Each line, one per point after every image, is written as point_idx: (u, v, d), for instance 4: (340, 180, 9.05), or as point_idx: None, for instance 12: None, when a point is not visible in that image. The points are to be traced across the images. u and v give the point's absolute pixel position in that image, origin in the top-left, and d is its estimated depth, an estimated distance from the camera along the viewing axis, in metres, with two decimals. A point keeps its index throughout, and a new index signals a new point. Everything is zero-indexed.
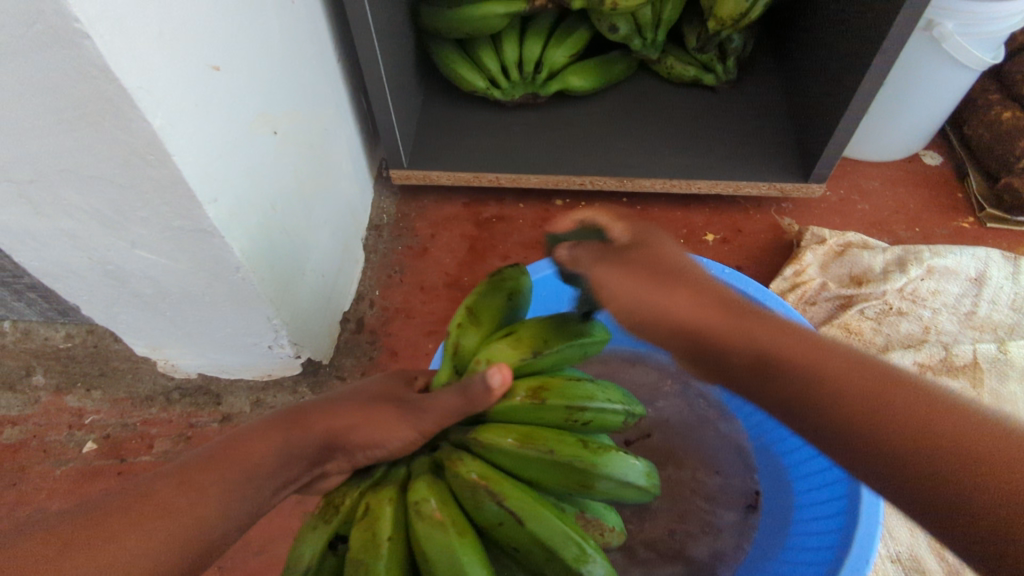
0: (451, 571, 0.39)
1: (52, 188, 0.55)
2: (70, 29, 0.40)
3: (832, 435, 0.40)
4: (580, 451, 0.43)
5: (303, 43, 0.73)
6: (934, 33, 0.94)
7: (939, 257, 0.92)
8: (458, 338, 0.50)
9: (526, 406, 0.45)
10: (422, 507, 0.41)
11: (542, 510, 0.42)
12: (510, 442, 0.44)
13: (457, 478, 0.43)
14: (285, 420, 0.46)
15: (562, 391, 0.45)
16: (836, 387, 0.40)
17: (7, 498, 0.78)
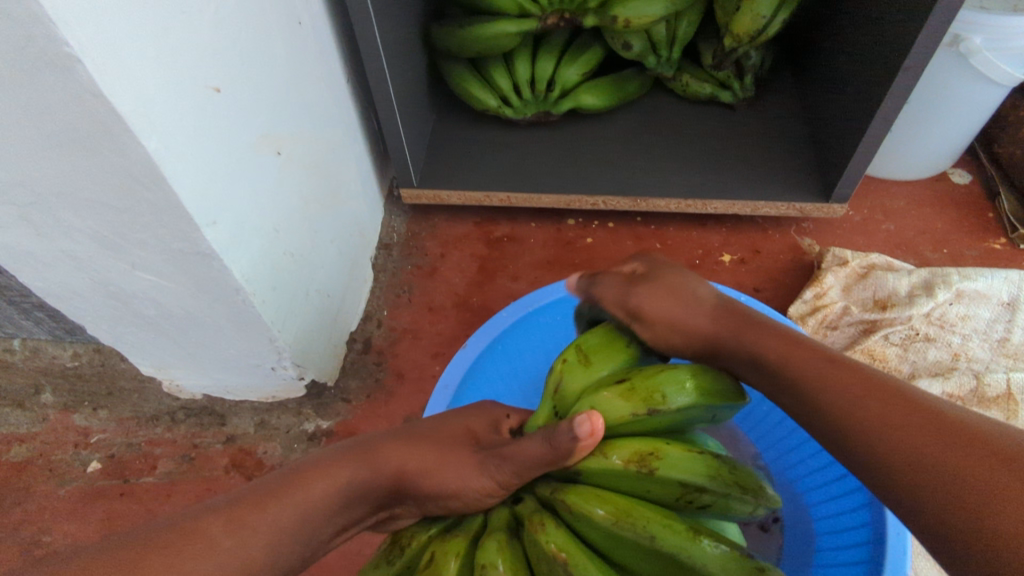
0: None
1: (52, 210, 0.54)
2: (59, 52, 0.40)
3: (834, 417, 0.41)
4: (684, 545, 0.38)
5: (309, 62, 0.73)
6: (960, 48, 0.90)
7: (969, 280, 0.88)
8: (562, 378, 0.48)
9: (629, 474, 0.41)
10: (488, 573, 0.39)
11: None
12: (601, 515, 0.39)
13: (537, 542, 0.40)
14: (354, 452, 0.45)
15: (671, 463, 0.40)
16: (820, 387, 0.42)
17: (11, 517, 0.78)
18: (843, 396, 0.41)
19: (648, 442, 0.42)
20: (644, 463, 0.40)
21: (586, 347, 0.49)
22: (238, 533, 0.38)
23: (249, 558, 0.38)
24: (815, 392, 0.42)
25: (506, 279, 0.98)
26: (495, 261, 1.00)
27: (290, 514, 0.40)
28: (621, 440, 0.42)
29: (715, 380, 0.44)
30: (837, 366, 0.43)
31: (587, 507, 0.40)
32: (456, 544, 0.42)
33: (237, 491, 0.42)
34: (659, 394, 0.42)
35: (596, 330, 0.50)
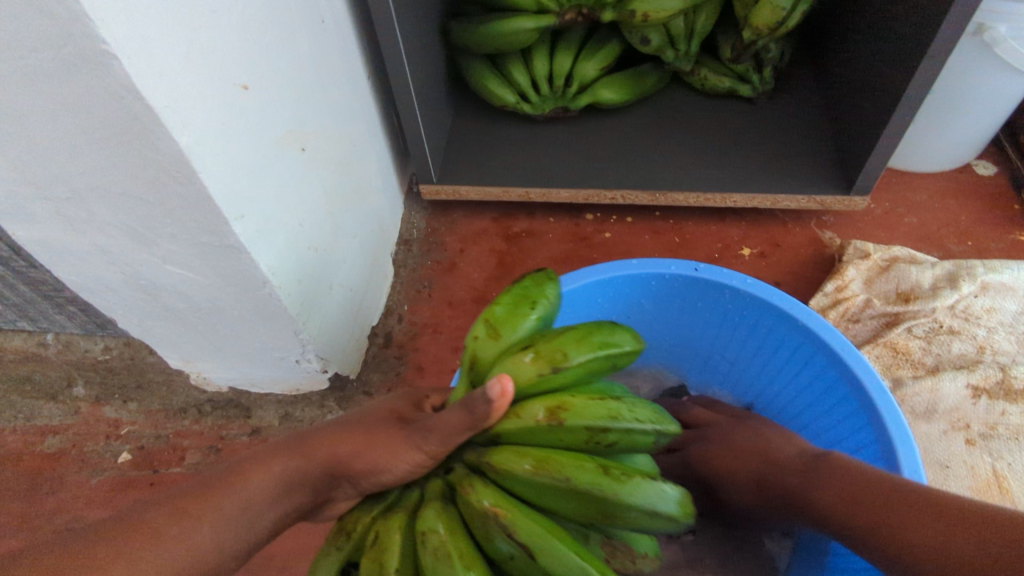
0: None
1: (86, 206, 0.56)
2: (98, 50, 0.41)
3: (849, 520, 0.48)
4: (597, 478, 0.38)
5: (332, 60, 0.74)
6: (985, 37, 0.88)
7: (994, 273, 0.88)
8: (475, 352, 0.46)
9: (542, 427, 0.40)
10: (429, 538, 0.39)
11: (555, 539, 0.37)
12: (525, 467, 0.39)
13: (468, 505, 0.40)
14: (289, 446, 0.48)
15: (580, 408, 0.40)
16: (835, 502, 0.49)
17: (47, 505, 0.80)
18: (872, 514, 0.46)
19: (555, 397, 0.41)
20: (558, 413, 0.40)
21: (493, 318, 0.47)
22: (181, 522, 0.42)
23: (195, 547, 0.42)
24: (832, 508, 0.49)
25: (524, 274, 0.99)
26: (513, 256, 1.01)
27: (230, 509, 0.44)
28: (527, 402, 0.41)
29: (609, 331, 0.45)
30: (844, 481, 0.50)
31: (509, 461, 0.40)
32: (397, 522, 0.42)
33: (182, 488, 0.46)
34: (562, 351, 0.42)
35: (501, 295, 0.48)
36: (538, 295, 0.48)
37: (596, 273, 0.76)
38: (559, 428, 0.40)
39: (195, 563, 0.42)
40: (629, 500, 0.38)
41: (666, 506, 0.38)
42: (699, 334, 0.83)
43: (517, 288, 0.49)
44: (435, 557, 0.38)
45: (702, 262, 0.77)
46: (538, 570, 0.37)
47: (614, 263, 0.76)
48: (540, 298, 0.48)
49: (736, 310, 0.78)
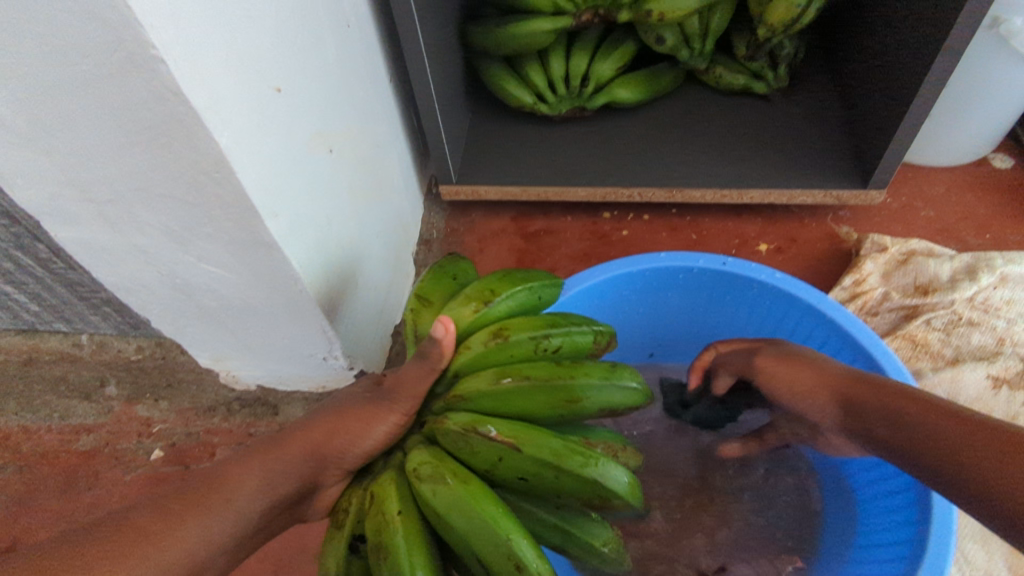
0: (472, 521, 0.40)
1: (128, 207, 0.58)
2: (147, 55, 0.43)
3: (912, 440, 0.50)
4: (551, 370, 0.46)
5: (358, 64, 0.76)
6: (1000, 30, 0.88)
7: (1013, 264, 0.88)
8: (416, 323, 0.53)
9: (492, 351, 0.48)
10: (423, 472, 0.43)
11: (531, 430, 0.44)
12: (488, 383, 0.46)
13: (448, 437, 0.45)
14: (265, 445, 0.51)
15: (518, 326, 0.49)
16: (906, 420, 0.51)
17: (83, 502, 0.82)
18: (943, 438, 0.48)
19: (495, 324, 0.50)
20: (502, 335, 0.48)
21: (423, 288, 0.55)
22: (171, 519, 0.44)
23: (187, 542, 0.44)
24: (901, 423, 0.52)
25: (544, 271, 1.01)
26: (532, 255, 1.03)
27: (219, 508, 0.46)
28: (472, 337, 0.49)
29: (524, 270, 0.55)
30: (920, 402, 0.52)
31: (472, 389, 0.47)
32: (385, 477, 0.45)
33: (171, 489, 0.48)
34: (490, 290, 0.51)
35: (423, 275, 0.57)
36: (454, 265, 0.58)
37: (621, 265, 0.77)
38: (507, 344, 0.48)
39: (190, 557, 0.43)
40: (586, 380, 0.46)
41: (617, 378, 0.48)
42: (719, 323, 0.84)
43: (436, 267, 0.58)
44: (434, 481, 0.42)
45: (731, 255, 0.78)
46: (529, 461, 0.43)
47: (639, 257, 0.78)
48: (457, 268, 0.58)
49: (762, 303, 0.79)
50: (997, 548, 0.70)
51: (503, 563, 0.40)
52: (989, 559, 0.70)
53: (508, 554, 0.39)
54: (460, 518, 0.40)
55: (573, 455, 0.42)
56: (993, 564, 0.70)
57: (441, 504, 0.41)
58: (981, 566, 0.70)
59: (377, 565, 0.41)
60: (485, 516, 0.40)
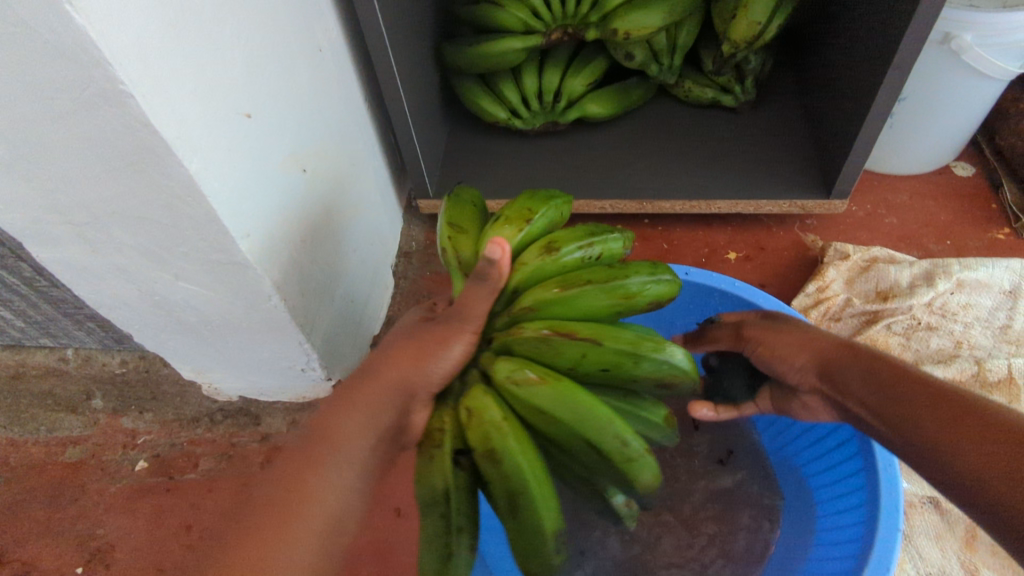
0: (580, 417, 0.46)
1: (106, 229, 0.61)
2: (116, 90, 0.46)
3: (891, 413, 0.52)
4: (607, 273, 0.52)
5: (331, 86, 0.79)
6: (951, 46, 0.92)
7: (969, 270, 0.91)
8: (458, 250, 0.58)
9: (546, 262, 0.53)
10: (518, 377, 0.47)
11: (603, 327, 0.50)
12: (553, 292, 0.51)
13: (528, 345, 0.50)
14: (356, 386, 0.52)
15: (563, 238, 0.54)
16: (886, 392, 0.53)
17: (69, 512, 0.84)
18: (923, 415, 0.50)
19: (542, 241, 0.55)
20: (552, 247, 0.54)
21: (455, 217, 0.60)
22: (307, 479, 0.47)
23: (328, 497, 0.47)
24: (882, 395, 0.53)
25: None
26: None
27: (339, 457, 0.48)
28: (522, 253, 0.54)
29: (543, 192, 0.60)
30: (904, 375, 0.53)
31: (540, 300, 0.51)
32: (475, 390, 0.49)
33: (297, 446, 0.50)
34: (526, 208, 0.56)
35: (446, 206, 0.62)
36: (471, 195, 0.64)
37: None
38: (560, 255, 0.53)
39: (337, 508, 0.47)
40: (640, 278, 0.52)
41: (663, 275, 0.54)
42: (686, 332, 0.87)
43: (454, 196, 0.63)
44: (534, 385, 0.47)
45: (693, 266, 0.82)
46: (611, 353, 0.49)
47: None
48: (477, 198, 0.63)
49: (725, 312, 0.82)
50: (950, 546, 0.72)
51: (612, 443, 0.47)
52: (943, 555, 0.72)
53: (611, 436, 0.46)
54: (569, 413, 0.46)
55: (646, 342, 0.49)
56: (948, 560, 0.71)
57: (545, 403, 0.47)
58: (935, 563, 0.71)
59: (492, 466, 0.47)
60: (588, 407, 0.46)
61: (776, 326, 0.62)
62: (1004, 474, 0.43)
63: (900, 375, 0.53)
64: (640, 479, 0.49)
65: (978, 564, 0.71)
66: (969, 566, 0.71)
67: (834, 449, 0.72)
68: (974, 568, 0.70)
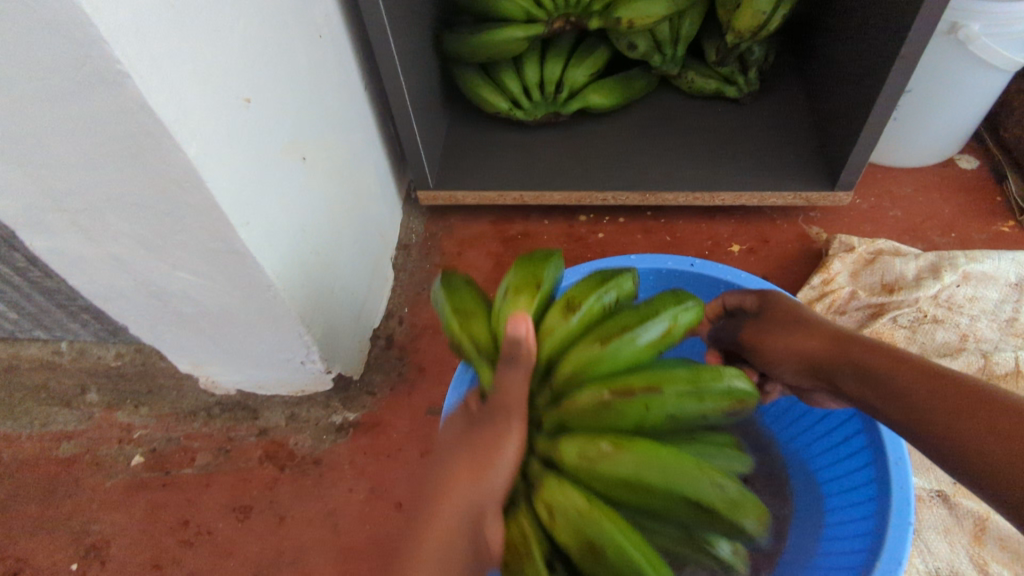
0: (669, 475, 0.42)
1: (101, 216, 0.59)
2: (113, 70, 0.44)
3: (888, 399, 0.49)
4: (636, 316, 0.49)
5: (331, 73, 0.78)
6: (959, 36, 0.91)
7: (975, 262, 0.91)
8: (472, 336, 0.51)
9: (573, 321, 0.50)
10: (591, 452, 0.43)
11: (653, 372, 0.47)
12: (592, 350, 0.47)
13: (585, 416, 0.45)
14: (410, 532, 0.40)
15: (578, 296, 0.51)
16: (880, 379, 0.50)
17: (63, 508, 0.83)
18: (918, 398, 0.46)
19: (559, 304, 0.51)
20: (571, 307, 0.50)
21: (454, 301, 0.53)
22: None
23: None
24: (877, 382, 0.50)
25: None
26: (509, 258, 1.05)
27: None
28: (545, 322, 0.50)
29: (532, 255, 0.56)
30: (896, 360, 0.50)
31: (580, 363, 0.47)
32: (547, 482, 0.43)
33: None
34: (533, 271, 0.52)
35: (442, 292, 0.55)
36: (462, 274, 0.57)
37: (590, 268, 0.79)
38: (583, 312, 0.50)
39: None
40: (670, 312, 0.50)
41: (688, 303, 0.51)
42: None
43: (446, 280, 0.57)
44: (609, 455, 0.42)
45: (698, 257, 0.80)
46: (674, 398, 0.45)
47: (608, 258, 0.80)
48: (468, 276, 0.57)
49: None
50: (959, 541, 0.72)
51: (711, 493, 0.42)
52: (952, 550, 0.71)
53: (706, 486, 0.42)
54: (656, 476, 0.42)
55: (703, 374, 0.46)
56: (956, 554, 0.71)
57: (630, 475, 0.42)
58: (944, 558, 0.71)
59: (595, 560, 0.41)
60: (674, 463, 0.42)
61: (773, 327, 0.60)
62: (1005, 451, 0.40)
63: (892, 359, 0.50)
64: (751, 521, 0.43)
65: (988, 559, 0.70)
66: (978, 561, 0.70)
67: (841, 440, 0.72)
68: (983, 562, 0.70)
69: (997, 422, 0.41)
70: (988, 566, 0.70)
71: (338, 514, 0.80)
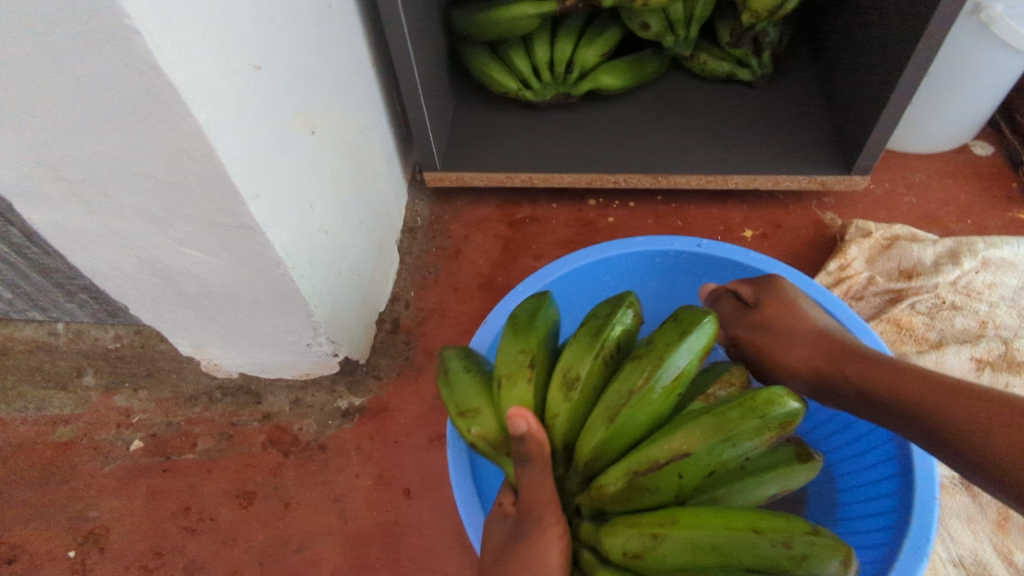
0: (722, 547, 0.36)
1: (103, 186, 0.57)
2: (120, 25, 0.42)
3: (893, 410, 0.47)
4: (641, 369, 0.43)
5: (339, 45, 0.75)
6: (981, 17, 0.90)
7: (994, 248, 0.89)
8: (485, 436, 0.45)
9: (579, 392, 0.44)
10: (634, 546, 0.38)
11: (673, 430, 0.41)
12: (604, 426, 0.42)
13: (618, 500, 0.41)
14: None
15: (575, 359, 0.45)
16: (881, 390, 0.48)
17: (60, 494, 0.80)
18: (922, 403, 0.45)
19: (557, 375, 0.45)
20: (570, 377, 0.44)
21: (455, 399, 0.47)
22: None
23: None
24: (878, 392, 0.48)
25: (529, 258, 1.00)
26: (518, 242, 1.02)
27: None
28: (551, 401, 0.44)
29: (514, 318, 0.49)
30: (895, 370, 0.49)
31: (598, 443, 0.42)
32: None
33: None
34: (520, 351, 0.46)
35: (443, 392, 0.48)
36: (454, 357, 0.50)
37: (597, 252, 0.77)
38: (583, 379, 0.44)
39: None
40: (679, 350, 0.43)
41: (700, 327, 0.44)
42: None
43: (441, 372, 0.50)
44: (652, 547, 0.37)
45: (706, 238, 0.78)
46: (704, 459, 0.40)
47: (613, 242, 0.78)
48: (461, 356, 0.50)
49: None
50: (982, 529, 0.70)
51: (776, 554, 0.36)
52: (975, 538, 0.70)
53: (769, 547, 0.36)
54: (710, 556, 0.36)
55: (728, 417, 0.40)
56: (980, 543, 0.69)
57: (682, 563, 0.37)
58: (967, 546, 0.69)
59: None
60: (724, 536, 0.36)
61: (762, 337, 0.58)
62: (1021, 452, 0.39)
63: (891, 371, 0.49)
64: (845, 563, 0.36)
65: (1012, 547, 0.69)
66: (1002, 550, 0.69)
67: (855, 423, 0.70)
68: (1007, 551, 0.68)
69: (1007, 424, 0.41)
70: (1013, 555, 0.68)
71: (345, 501, 0.78)
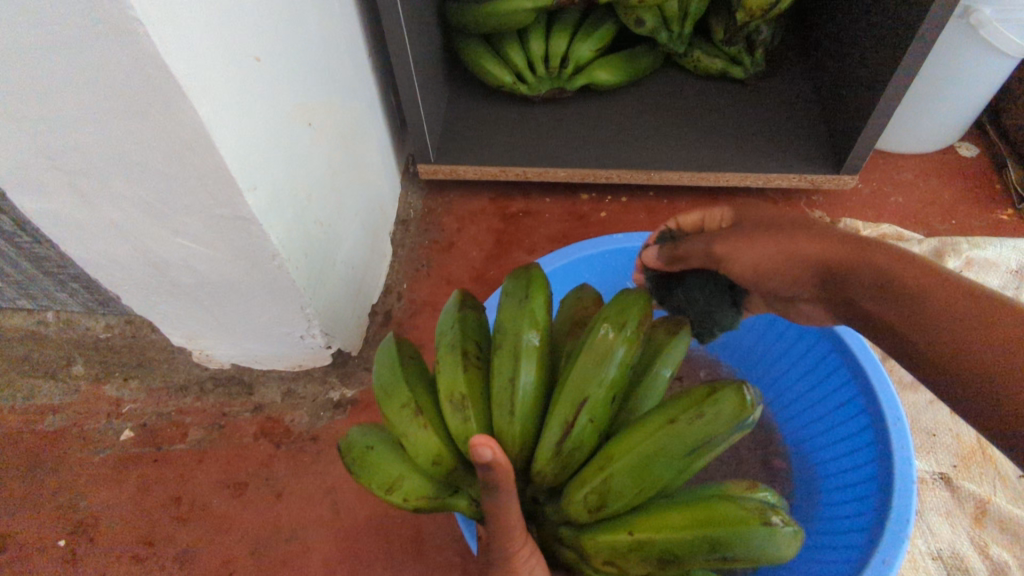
0: (660, 449, 0.35)
1: (101, 177, 0.56)
2: (126, 18, 0.41)
3: (919, 328, 0.45)
4: (508, 352, 0.40)
5: (335, 37, 0.75)
6: (971, 20, 0.91)
7: (977, 249, 0.91)
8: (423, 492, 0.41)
9: (472, 395, 0.40)
10: (591, 493, 0.36)
11: (560, 390, 0.39)
12: (506, 416, 0.39)
13: (558, 473, 0.39)
14: None
15: (450, 376, 0.41)
16: (915, 303, 0.44)
17: (49, 483, 0.80)
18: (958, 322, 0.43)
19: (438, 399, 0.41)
20: (455, 395, 0.40)
21: (377, 484, 0.41)
22: None
23: None
24: (916, 307, 0.44)
25: (521, 252, 1.01)
26: (510, 235, 1.03)
27: None
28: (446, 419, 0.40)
29: (376, 385, 0.44)
30: (930, 280, 0.44)
31: (515, 429, 0.39)
32: (589, 542, 0.37)
33: None
34: (400, 405, 0.41)
35: (362, 485, 0.42)
36: (353, 448, 0.43)
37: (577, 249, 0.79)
38: (462, 384, 0.40)
39: None
40: (527, 318, 0.41)
41: (531, 293, 0.42)
42: None
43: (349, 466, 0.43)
44: (608, 489, 0.36)
45: None
46: (602, 398, 0.38)
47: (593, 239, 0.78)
48: (354, 444, 0.43)
49: None
50: (960, 523, 0.72)
51: (697, 428, 0.35)
52: (953, 532, 0.72)
53: (691, 425, 0.35)
54: (662, 466, 0.35)
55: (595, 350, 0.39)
56: (958, 536, 0.71)
57: (637, 487, 0.36)
58: (945, 539, 0.71)
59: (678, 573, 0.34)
60: (657, 442, 0.35)
61: (764, 233, 0.50)
62: None
63: (922, 279, 0.45)
64: (750, 393, 0.35)
65: (987, 540, 0.71)
66: (979, 543, 0.71)
67: (840, 423, 0.70)
68: (984, 544, 0.70)
69: None
70: (989, 549, 0.70)
71: (336, 493, 0.78)
